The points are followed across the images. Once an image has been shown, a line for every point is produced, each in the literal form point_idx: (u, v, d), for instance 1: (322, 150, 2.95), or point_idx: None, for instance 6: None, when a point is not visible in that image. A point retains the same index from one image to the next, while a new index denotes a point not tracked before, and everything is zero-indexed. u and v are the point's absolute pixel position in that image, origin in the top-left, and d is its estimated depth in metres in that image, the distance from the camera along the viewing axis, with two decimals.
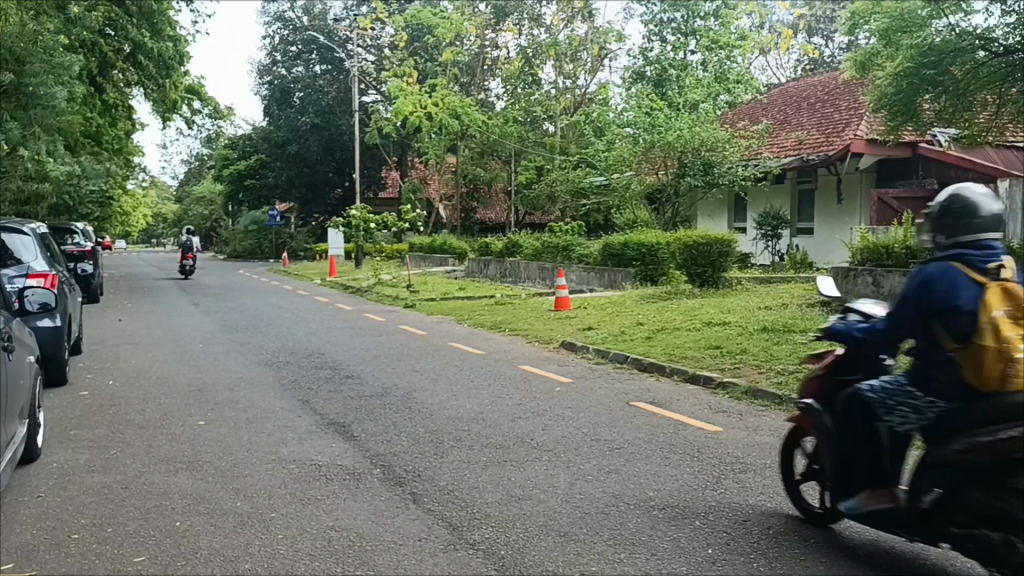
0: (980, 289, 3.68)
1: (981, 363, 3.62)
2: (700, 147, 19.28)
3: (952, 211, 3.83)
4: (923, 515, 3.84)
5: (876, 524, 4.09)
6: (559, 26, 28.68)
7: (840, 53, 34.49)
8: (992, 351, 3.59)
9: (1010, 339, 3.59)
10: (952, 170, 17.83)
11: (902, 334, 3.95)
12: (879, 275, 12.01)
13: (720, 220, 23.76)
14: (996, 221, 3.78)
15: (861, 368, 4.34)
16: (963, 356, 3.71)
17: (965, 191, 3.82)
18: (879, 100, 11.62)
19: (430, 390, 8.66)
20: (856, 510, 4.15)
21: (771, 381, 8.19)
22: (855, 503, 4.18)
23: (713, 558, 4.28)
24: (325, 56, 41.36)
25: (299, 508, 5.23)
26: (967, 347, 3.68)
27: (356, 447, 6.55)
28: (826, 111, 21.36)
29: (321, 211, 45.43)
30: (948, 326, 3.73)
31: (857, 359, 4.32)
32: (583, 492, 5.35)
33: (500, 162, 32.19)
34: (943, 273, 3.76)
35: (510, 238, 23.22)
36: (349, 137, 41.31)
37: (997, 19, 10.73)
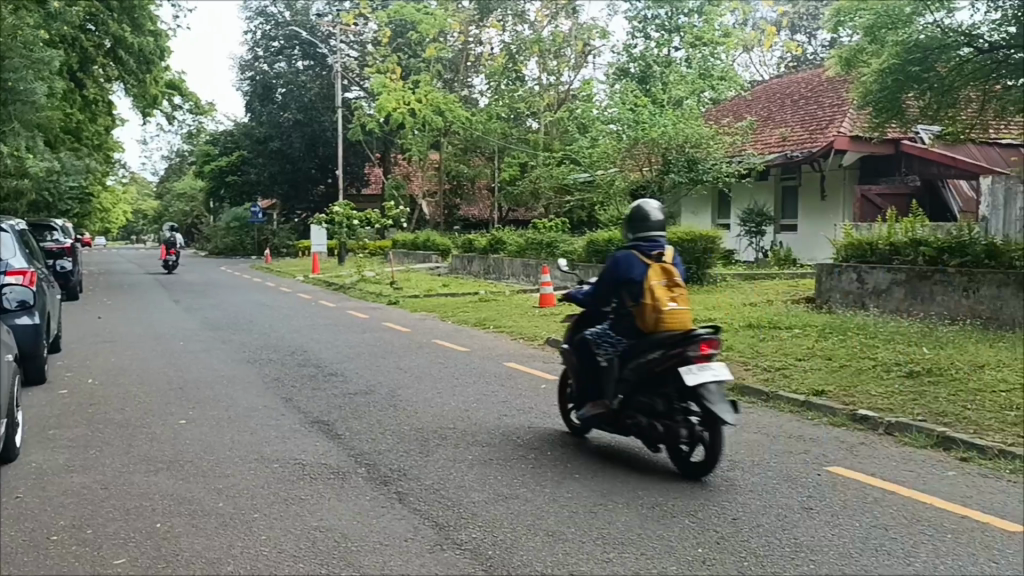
0: (646, 267, 5.65)
1: (646, 314, 5.60)
2: (684, 144, 19.11)
3: (634, 217, 5.85)
4: (618, 410, 5.86)
5: (601, 423, 6.01)
6: (543, 22, 28.57)
7: (822, 51, 34.60)
8: (650, 305, 5.57)
9: (661, 299, 5.56)
10: (935, 167, 17.84)
11: (604, 298, 5.89)
12: (863, 272, 12.02)
13: (704, 217, 23.80)
14: (660, 225, 5.81)
15: (594, 321, 6.26)
16: (638, 311, 5.67)
17: (641, 203, 5.85)
18: (864, 97, 11.63)
19: (414, 387, 8.59)
20: (586, 415, 6.10)
21: (757, 378, 8.17)
22: (585, 412, 6.12)
23: (703, 557, 4.24)
24: (308, 52, 41.32)
25: (282, 508, 5.14)
26: (638, 305, 5.64)
27: (340, 446, 6.47)
28: (810, 108, 21.40)
29: (303, 208, 45.18)
30: (627, 291, 5.69)
31: (591, 314, 6.23)
32: (571, 491, 5.30)
33: (483, 159, 32.36)
34: (625, 257, 5.70)
35: (493, 235, 23.14)
36: (332, 134, 41.11)
37: (983, 15, 10.71)
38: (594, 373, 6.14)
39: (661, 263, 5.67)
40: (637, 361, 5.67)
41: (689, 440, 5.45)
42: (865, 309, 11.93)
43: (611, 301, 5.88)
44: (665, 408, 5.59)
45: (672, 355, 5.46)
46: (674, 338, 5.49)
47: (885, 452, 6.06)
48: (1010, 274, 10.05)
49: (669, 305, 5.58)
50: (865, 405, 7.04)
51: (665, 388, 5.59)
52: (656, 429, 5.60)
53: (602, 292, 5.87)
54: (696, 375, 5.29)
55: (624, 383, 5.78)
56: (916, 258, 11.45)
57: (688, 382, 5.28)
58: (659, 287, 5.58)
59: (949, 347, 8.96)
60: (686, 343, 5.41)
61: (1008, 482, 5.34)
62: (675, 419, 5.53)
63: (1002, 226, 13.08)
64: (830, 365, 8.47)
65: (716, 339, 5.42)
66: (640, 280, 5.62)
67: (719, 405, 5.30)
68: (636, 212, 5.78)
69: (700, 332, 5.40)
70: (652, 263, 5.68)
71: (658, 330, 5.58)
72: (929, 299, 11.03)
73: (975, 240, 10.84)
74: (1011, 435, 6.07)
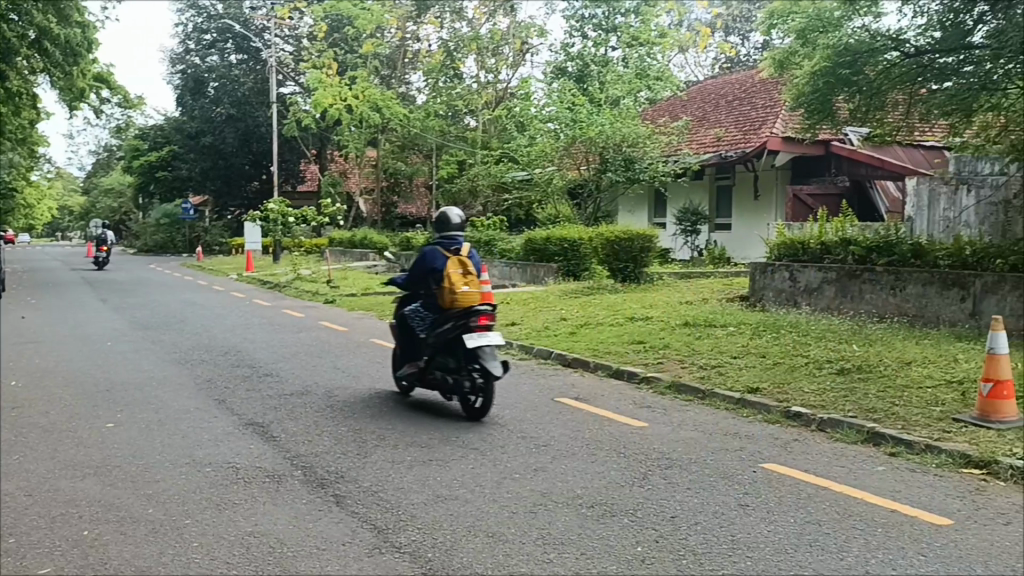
0: (446, 259, 7.21)
1: (444, 294, 7.12)
2: (621, 143, 19.27)
3: (440, 220, 7.39)
4: (426, 371, 7.43)
5: (415, 381, 7.58)
6: (481, 20, 28.50)
7: (755, 53, 35.20)
8: (447, 289, 7.09)
9: (455, 285, 7.06)
10: (863, 168, 18.31)
11: (415, 282, 7.44)
12: (795, 270, 12.27)
13: (641, 216, 24.06)
14: (458, 226, 7.38)
15: (410, 299, 7.80)
16: (439, 293, 7.21)
17: (446, 210, 7.39)
18: (796, 98, 11.85)
19: (351, 388, 8.48)
20: (405, 375, 7.66)
21: (693, 376, 8.26)
22: (404, 372, 7.69)
23: (642, 556, 4.26)
24: (241, 46, 40.49)
25: (215, 514, 5.02)
26: (439, 289, 7.19)
27: (276, 448, 6.34)
28: (743, 109, 21.76)
29: (237, 204, 44.36)
30: (433, 279, 7.23)
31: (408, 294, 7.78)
32: (510, 491, 5.28)
33: (420, 156, 32.08)
34: (430, 252, 7.27)
35: (431, 233, 23.02)
36: (266, 129, 40.45)
37: (909, 20, 10.97)
38: (412, 340, 7.70)
39: (459, 256, 7.19)
40: (437, 330, 7.25)
41: (471, 389, 7.10)
42: (797, 307, 12.18)
43: (422, 285, 7.42)
44: (456, 365, 7.20)
45: (460, 326, 7.07)
46: (461, 314, 7.10)
47: (817, 448, 6.18)
48: (934, 274, 10.35)
49: (462, 289, 7.09)
50: (798, 402, 7.17)
51: (457, 352, 7.19)
52: (448, 381, 7.23)
53: (415, 277, 7.40)
54: (476, 340, 6.87)
55: (428, 348, 7.35)
56: (845, 257, 11.72)
57: (469, 344, 6.85)
58: (454, 274, 7.09)
59: (877, 344, 9.19)
60: (469, 316, 7.04)
61: (935, 477, 5.49)
62: (462, 373, 7.16)
63: (927, 226, 13.44)
64: (764, 362, 8.61)
65: (493, 314, 7.09)
66: (441, 269, 7.17)
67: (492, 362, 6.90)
68: (440, 216, 7.32)
69: (479, 310, 7.04)
70: (452, 255, 7.23)
71: (451, 306, 7.10)
72: (858, 297, 11.30)
73: (901, 240, 11.13)
74: (937, 430, 6.24)
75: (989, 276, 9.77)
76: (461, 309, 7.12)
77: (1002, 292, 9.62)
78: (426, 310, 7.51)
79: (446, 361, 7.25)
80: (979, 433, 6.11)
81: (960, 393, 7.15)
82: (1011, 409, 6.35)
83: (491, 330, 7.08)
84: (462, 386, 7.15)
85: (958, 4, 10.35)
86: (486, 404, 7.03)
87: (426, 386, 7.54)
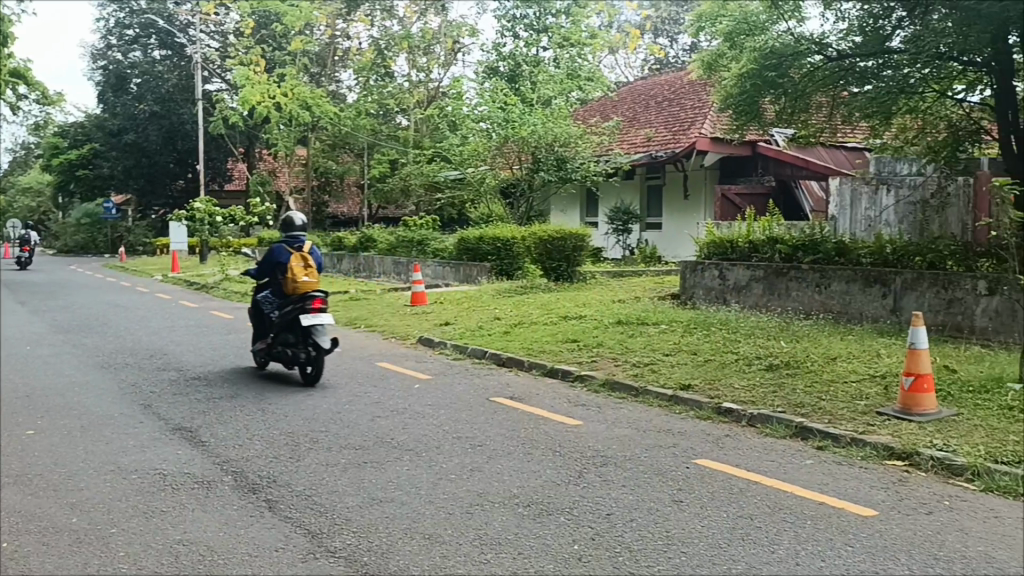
0: (290, 254, 8.54)
1: (286, 283, 8.43)
2: (553, 143, 19.41)
3: (286, 221, 8.72)
4: (271, 348, 8.71)
5: (263, 355, 8.84)
6: (412, 18, 28.34)
7: (683, 55, 35.75)
8: (289, 279, 8.41)
9: (295, 275, 8.41)
10: (789, 169, 18.72)
11: (263, 274, 8.75)
12: (724, 269, 12.49)
13: (573, 215, 24.26)
14: (302, 227, 8.71)
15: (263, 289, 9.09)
16: (283, 282, 8.52)
17: (292, 213, 8.73)
18: (724, 100, 12.06)
19: (283, 390, 8.33)
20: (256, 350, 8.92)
21: (626, 374, 8.34)
22: (255, 349, 8.95)
23: (580, 554, 4.27)
24: (165, 41, 39.53)
25: (142, 522, 4.88)
26: (283, 278, 8.51)
27: (205, 454, 6.19)
28: (673, 110, 22.09)
29: (161, 204, 43.31)
30: (278, 271, 8.54)
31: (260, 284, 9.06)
32: (446, 492, 5.25)
33: (352, 155, 32.09)
34: (277, 249, 8.59)
35: (363, 233, 22.80)
36: (191, 127, 39.56)
37: (831, 25, 11.23)
38: (262, 321, 8.97)
39: (300, 252, 8.55)
40: (280, 312, 8.55)
41: (305, 360, 8.48)
42: (726, 305, 12.41)
43: (269, 275, 8.73)
44: (295, 340, 8.52)
45: (297, 308, 8.39)
46: (299, 300, 8.43)
47: (748, 443, 6.30)
48: (857, 271, 10.64)
49: (302, 279, 8.43)
50: (729, 398, 7.28)
51: (297, 331, 8.51)
52: (287, 353, 8.56)
53: (263, 267, 8.71)
54: (310, 319, 8.22)
55: (273, 327, 8.64)
56: (773, 255, 11.98)
57: (304, 323, 8.19)
58: (296, 267, 8.43)
59: (804, 340, 9.41)
60: (305, 301, 8.37)
61: (861, 469, 5.63)
62: (298, 347, 8.52)
63: (850, 225, 13.77)
64: (696, 359, 8.74)
65: (326, 300, 8.44)
66: (286, 262, 8.52)
67: (324, 337, 8.35)
68: (286, 217, 8.64)
69: (314, 295, 8.38)
70: (295, 250, 8.59)
71: (292, 292, 8.45)
72: (785, 295, 11.56)
73: (826, 239, 11.42)
74: (862, 424, 6.41)
75: (908, 274, 10.08)
76: (300, 295, 8.45)
77: (921, 288, 9.94)
78: (272, 295, 8.81)
79: (286, 336, 8.57)
80: (901, 426, 6.29)
81: (882, 387, 7.36)
82: (931, 402, 6.53)
83: (323, 312, 8.42)
84: (299, 357, 8.51)
85: (877, 9, 10.44)
86: (318, 372, 8.44)
87: (268, 358, 8.85)
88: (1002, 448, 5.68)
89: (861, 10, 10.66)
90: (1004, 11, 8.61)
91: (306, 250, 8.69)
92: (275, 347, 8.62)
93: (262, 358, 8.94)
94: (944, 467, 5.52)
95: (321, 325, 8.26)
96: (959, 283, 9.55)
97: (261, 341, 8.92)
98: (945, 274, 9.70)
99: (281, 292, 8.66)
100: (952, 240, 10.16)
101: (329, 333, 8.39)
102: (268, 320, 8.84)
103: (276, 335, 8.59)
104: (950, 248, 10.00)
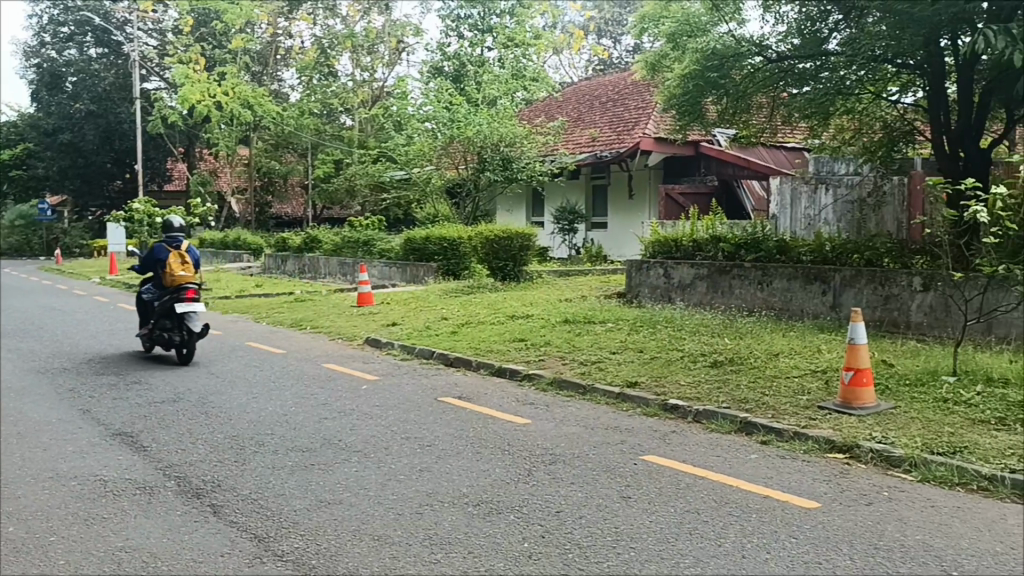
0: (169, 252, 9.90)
1: (166, 276, 9.75)
2: (498, 143, 19.42)
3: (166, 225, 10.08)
4: (151, 333, 9.95)
5: (145, 340, 10.05)
6: (355, 17, 28.10)
7: (626, 56, 36.05)
8: (168, 272, 9.73)
9: (173, 269, 9.74)
10: (731, 168, 19.00)
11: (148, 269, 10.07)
12: (669, 267, 12.63)
13: (519, 215, 24.31)
14: (181, 229, 10.06)
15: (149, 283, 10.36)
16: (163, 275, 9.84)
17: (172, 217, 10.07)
18: (668, 100, 12.19)
19: (227, 393, 8.20)
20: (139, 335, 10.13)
21: (574, 372, 8.39)
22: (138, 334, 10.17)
23: (530, 552, 4.28)
24: (101, 39, 38.75)
25: (83, 529, 4.76)
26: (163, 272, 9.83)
27: (147, 459, 6.07)
28: (617, 110, 22.26)
29: (98, 205, 42.32)
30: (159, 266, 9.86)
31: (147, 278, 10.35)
32: (395, 493, 5.22)
33: (295, 155, 31.66)
34: (158, 247, 9.94)
35: (307, 233, 22.57)
36: (129, 126, 38.71)
37: (770, 27, 11.42)
38: (147, 311, 10.22)
39: (178, 250, 9.90)
40: (160, 301, 9.84)
41: (180, 342, 9.76)
42: (671, 303, 12.55)
43: (152, 270, 10.06)
44: (172, 325, 9.81)
45: (173, 297, 9.66)
46: (175, 290, 9.72)
47: (694, 439, 6.38)
48: (797, 269, 10.86)
49: (179, 272, 9.75)
50: (675, 395, 7.37)
51: (174, 317, 9.80)
52: (165, 337, 9.84)
53: (148, 264, 10.06)
54: (184, 307, 9.53)
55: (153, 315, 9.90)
56: (716, 254, 12.15)
57: (178, 310, 9.50)
58: (174, 263, 9.77)
59: (747, 337, 9.56)
60: (179, 291, 9.65)
61: (804, 462, 5.74)
62: (174, 331, 9.81)
63: (791, 224, 14.01)
64: (642, 357, 8.83)
65: (199, 291, 9.74)
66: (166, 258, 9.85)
67: (196, 322, 9.66)
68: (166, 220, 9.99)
69: (187, 286, 9.67)
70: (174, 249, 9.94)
71: (169, 284, 9.76)
72: (728, 292, 11.74)
73: (767, 237, 11.62)
74: (804, 418, 6.54)
75: (847, 271, 10.31)
76: (176, 287, 9.77)
77: (859, 285, 10.17)
78: (155, 288, 10.13)
79: (164, 323, 9.84)
80: (842, 420, 6.43)
81: (823, 381, 7.52)
82: (870, 396, 6.68)
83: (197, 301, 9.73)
84: (175, 340, 9.80)
85: (814, 11, 10.66)
86: (190, 352, 9.72)
87: (149, 343, 10.12)
88: (938, 439, 5.84)
89: (799, 13, 10.87)
90: (936, 15, 8.85)
91: (184, 249, 10.04)
92: (154, 332, 9.88)
93: (145, 342, 10.19)
94: (882, 459, 5.66)
95: (193, 312, 9.55)
96: (895, 279, 9.80)
97: (144, 327, 10.19)
98: (882, 271, 9.94)
99: (162, 285, 9.99)
100: (888, 238, 10.41)
101: (200, 319, 9.70)
102: (151, 310, 10.12)
103: (155, 321, 9.86)
104: (886, 246, 10.25)
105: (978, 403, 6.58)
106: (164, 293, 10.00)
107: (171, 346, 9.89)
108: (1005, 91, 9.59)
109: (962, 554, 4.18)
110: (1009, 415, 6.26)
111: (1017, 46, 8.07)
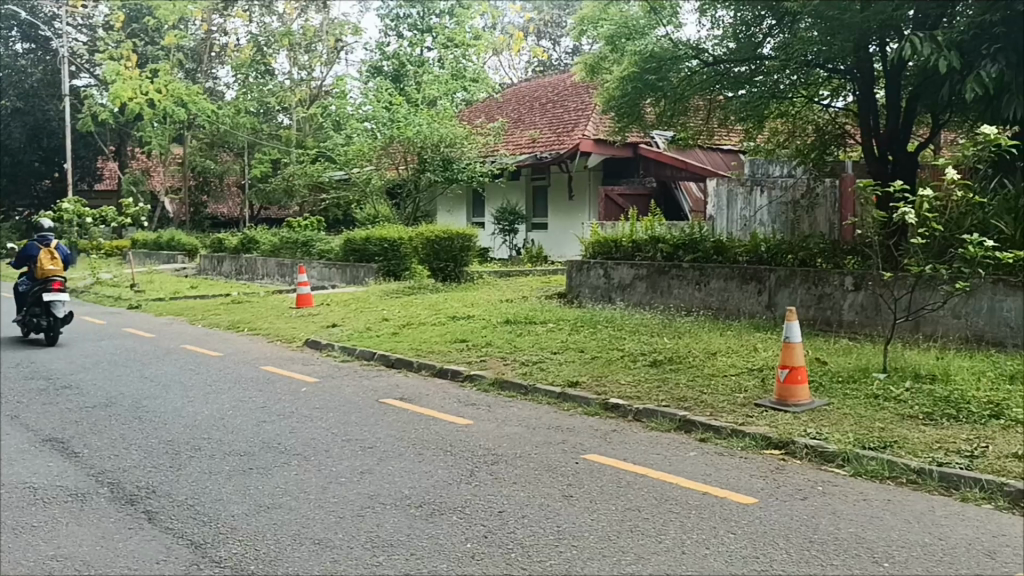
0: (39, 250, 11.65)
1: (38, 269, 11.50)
2: (439, 143, 19.39)
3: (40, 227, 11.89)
4: (22, 318, 11.69)
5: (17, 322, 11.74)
6: (292, 15, 27.56)
7: (566, 58, 36.21)
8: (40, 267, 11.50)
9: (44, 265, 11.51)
10: (669, 170, 19.26)
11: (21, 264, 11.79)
12: (609, 268, 12.75)
13: (459, 215, 24.30)
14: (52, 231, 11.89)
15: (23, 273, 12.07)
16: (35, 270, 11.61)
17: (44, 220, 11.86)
18: (606, 102, 12.30)
19: (161, 397, 8.03)
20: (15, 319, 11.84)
21: (515, 373, 8.40)
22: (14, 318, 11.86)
23: (473, 552, 4.28)
24: (29, 33, 36.50)
25: (10, 538, 4.61)
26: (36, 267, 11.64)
27: (79, 465, 5.91)
28: (557, 111, 22.37)
29: (25, 204, 41.13)
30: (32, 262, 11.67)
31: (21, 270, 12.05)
32: (336, 496, 5.17)
33: (231, 155, 30.92)
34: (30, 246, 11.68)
35: (245, 234, 22.25)
36: (58, 124, 37.67)
37: (707, 31, 11.60)
38: (20, 299, 11.90)
39: (47, 249, 11.67)
40: (31, 291, 11.64)
41: (47, 326, 11.56)
42: (611, 303, 12.67)
43: (24, 266, 11.77)
44: (41, 310, 11.64)
45: (43, 288, 11.46)
46: (43, 282, 11.52)
47: (635, 437, 6.45)
48: (734, 269, 11.05)
49: (49, 267, 11.53)
50: (615, 394, 7.45)
51: (44, 304, 11.65)
52: (34, 321, 11.61)
53: (20, 260, 11.78)
54: (50, 297, 11.39)
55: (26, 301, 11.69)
56: (655, 254, 12.30)
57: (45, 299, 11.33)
58: (45, 259, 11.55)
59: (685, 336, 9.71)
60: (47, 284, 11.49)
61: (741, 459, 5.85)
62: (42, 316, 11.59)
63: (727, 225, 14.21)
64: (583, 356, 8.90)
65: (64, 282, 11.54)
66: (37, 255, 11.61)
67: (61, 310, 11.52)
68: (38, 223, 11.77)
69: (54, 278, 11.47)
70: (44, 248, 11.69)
71: (38, 277, 11.51)
72: (667, 292, 11.89)
73: (705, 237, 11.81)
74: (742, 416, 6.66)
75: (782, 271, 10.53)
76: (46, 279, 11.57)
77: (794, 285, 10.39)
78: (27, 280, 11.84)
79: (35, 309, 11.64)
80: (778, 417, 6.56)
81: (759, 379, 7.68)
82: (805, 393, 6.83)
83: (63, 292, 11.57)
84: (43, 324, 11.57)
85: (749, 16, 10.75)
86: (55, 335, 11.50)
87: (22, 327, 11.82)
88: (870, 434, 6.00)
89: (733, 18, 11.00)
90: (865, 22, 9.11)
91: (53, 247, 11.80)
92: (25, 317, 11.66)
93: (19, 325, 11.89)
94: (817, 454, 5.79)
95: (58, 301, 11.41)
96: (828, 279, 10.03)
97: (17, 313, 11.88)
98: (815, 271, 10.17)
99: (35, 278, 11.78)
100: (821, 239, 10.66)
101: (64, 307, 11.53)
102: (22, 297, 11.82)
103: (26, 308, 11.65)
104: (820, 246, 10.49)
105: (907, 398, 6.78)
106: (36, 284, 11.78)
107: (41, 330, 11.67)
108: (931, 97, 9.88)
109: (893, 545, 4.30)
110: (936, 409, 6.46)
111: (942, 53, 8.34)
